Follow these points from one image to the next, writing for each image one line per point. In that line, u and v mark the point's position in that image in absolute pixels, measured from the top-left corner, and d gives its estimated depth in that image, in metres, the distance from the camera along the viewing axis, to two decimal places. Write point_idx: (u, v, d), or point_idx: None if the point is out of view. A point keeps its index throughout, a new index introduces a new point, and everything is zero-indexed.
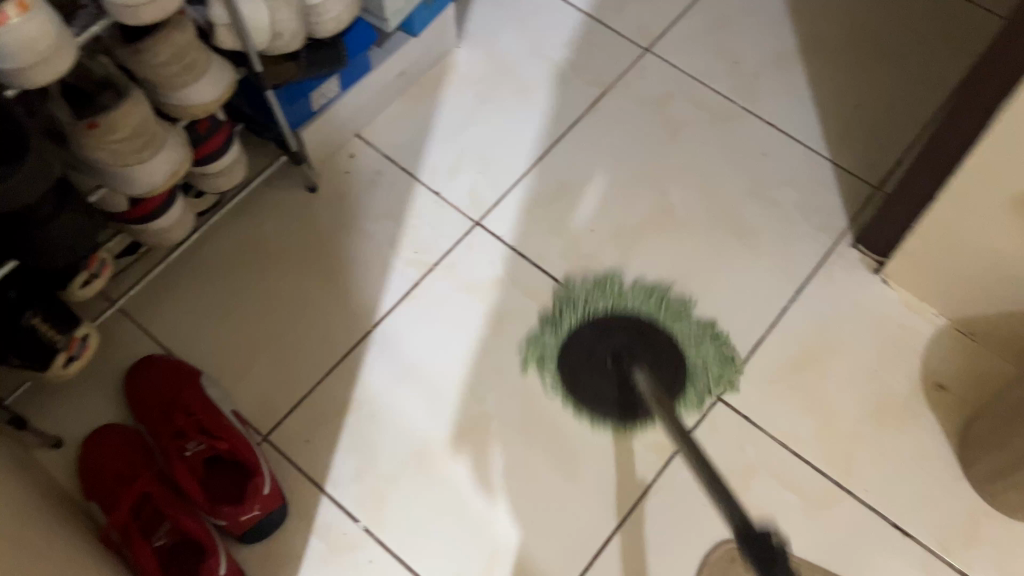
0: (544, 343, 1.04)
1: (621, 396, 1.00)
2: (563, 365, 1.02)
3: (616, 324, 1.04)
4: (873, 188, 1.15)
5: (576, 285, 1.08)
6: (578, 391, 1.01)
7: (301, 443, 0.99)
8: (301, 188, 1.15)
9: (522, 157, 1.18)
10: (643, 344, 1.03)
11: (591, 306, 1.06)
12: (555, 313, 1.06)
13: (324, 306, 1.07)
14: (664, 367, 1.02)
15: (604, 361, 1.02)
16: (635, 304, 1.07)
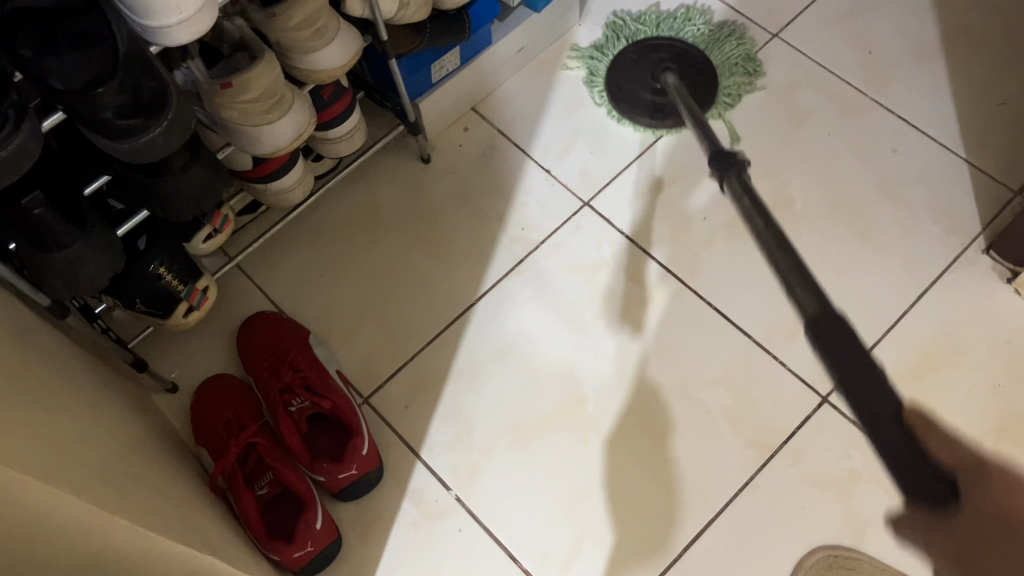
0: (600, 52, 1.22)
1: (654, 106, 1.15)
2: (612, 67, 1.19)
3: (665, 47, 1.20)
4: (1012, 192, 1.08)
5: (638, 18, 1.24)
6: (619, 86, 1.18)
7: (401, 409, 1.00)
8: (415, 159, 1.16)
9: (637, 140, 1.16)
10: (688, 67, 1.18)
11: (648, 25, 1.23)
12: (615, 40, 1.22)
13: (430, 277, 1.08)
14: (700, 76, 1.17)
15: (648, 72, 1.18)
16: (684, 28, 1.23)
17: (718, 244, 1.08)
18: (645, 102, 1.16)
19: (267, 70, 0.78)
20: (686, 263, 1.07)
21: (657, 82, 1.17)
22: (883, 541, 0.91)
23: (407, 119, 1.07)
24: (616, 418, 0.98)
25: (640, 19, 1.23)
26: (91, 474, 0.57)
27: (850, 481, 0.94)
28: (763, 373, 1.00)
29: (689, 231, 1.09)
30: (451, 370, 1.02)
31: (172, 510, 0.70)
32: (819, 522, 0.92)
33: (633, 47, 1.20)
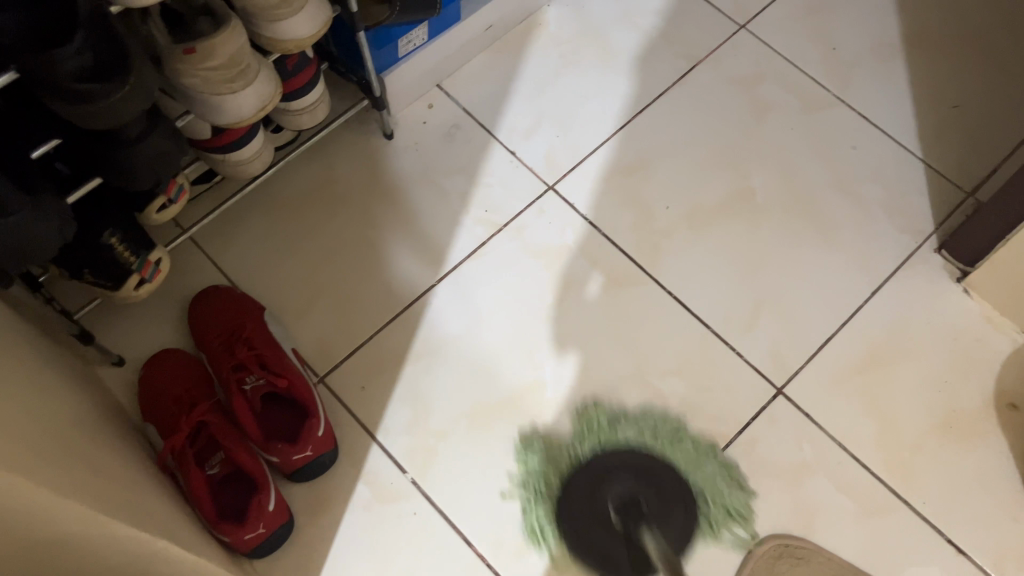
0: (548, 468, 0.95)
1: (617, 534, 0.90)
2: (563, 495, 0.93)
3: (611, 467, 0.94)
4: (964, 193, 1.11)
5: (597, 418, 0.97)
6: (568, 520, 0.92)
7: (357, 390, 0.99)
8: (378, 134, 1.14)
9: (602, 125, 1.15)
10: (648, 483, 0.92)
11: (601, 439, 0.96)
12: (563, 448, 0.96)
13: (390, 256, 1.06)
14: (677, 499, 0.92)
15: (603, 504, 0.91)
16: (657, 441, 0.96)
17: (679, 235, 1.08)
18: (608, 526, 0.91)
19: (233, 38, 0.75)
20: (648, 252, 1.07)
21: (619, 501, 0.91)
22: (831, 532, 0.93)
23: (372, 94, 1.04)
24: (575, 407, 0.98)
25: (590, 422, 0.97)
26: (39, 453, 0.55)
27: (800, 472, 0.95)
28: (720, 363, 1.01)
29: (652, 222, 1.09)
30: (410, 351, 1.01)
31: (122, 491, 0.68)
32: (771, 512, 0.93)
33: (582, 469, 0.94)
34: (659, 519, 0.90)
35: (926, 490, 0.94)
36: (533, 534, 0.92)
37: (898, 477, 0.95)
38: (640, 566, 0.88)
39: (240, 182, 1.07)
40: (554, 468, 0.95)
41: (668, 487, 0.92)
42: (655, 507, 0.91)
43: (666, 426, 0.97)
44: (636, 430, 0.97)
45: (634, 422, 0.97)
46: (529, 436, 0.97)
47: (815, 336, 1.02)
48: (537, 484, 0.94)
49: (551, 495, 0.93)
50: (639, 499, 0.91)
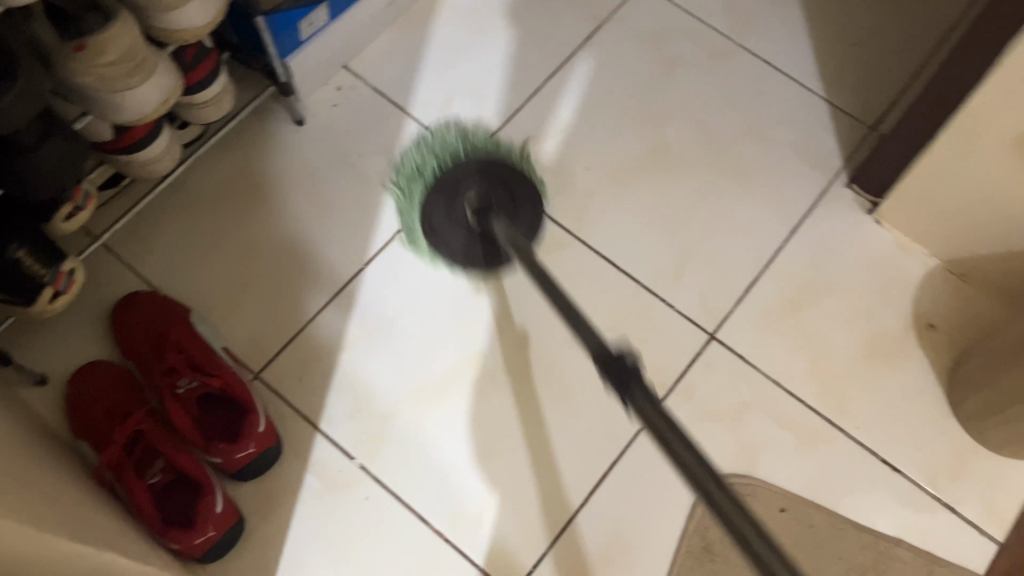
0: (415, 186, 1.07)
1: (482, 244, 1.02)
2: (425, 213, 1.03)
3: (469, 174, 1.06)
4: (868, 128, 1.15)
5: (428, 143, 1.10)
6: (440, 246, 1.03)
7: (295, 382, 0.97)
8: (288, 121, 1.11)
9: (515, 92, 1.15)
10: (496, 191, 1.05)
11: (450, 148, 1.09)
12: (423, 172, 1.07)
13: (314, 244, 1.05)
14: (522, 194, 1.07)
15: (462, 213, 1.03)
16: (480, 139, 1.10)
17: (601, 194, 1.09)
18: (473, 244, 1.02)
19: (125, 32, 0.72)
20: (572, 213, 1.08)
21: (472, 200, 1.02)
22: (774, 467, 0.96)
23: (277, 80, 1.03)
24: (514, 374, 0.99)
25: (439, 134, 1.11)
26: None
27: (739, 412, 0.98)
28: (652, 315, 1.03)
29: (573, 183, 1.10)
30: (345, 337, 1.00)
31: (62, 510, 0.66)
32: (715, 455, 0.96)
33: (439, 187, 1.05)
34: (510, 210, 1.05)
35: (858, 416, 0.98)
36: (411, 240, 1.05)
37: (832, 407, 0.99)
38: (493, 250, 1.02)
39: (150, 183, 1.04)
40: (417, 188, 1.06)
41: (514, 185, 1.06)
42: (506, 210, 1.05)
43: (480, 127, 1.12)
44: (466, 137, 1.10)
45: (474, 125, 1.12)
46: (399, 167, 1.09)
47: (741, 280, 1.05)
48: (412, 183, 1.07)
49: (422, 232, 1.04)
50: (490, 200, 1.04)
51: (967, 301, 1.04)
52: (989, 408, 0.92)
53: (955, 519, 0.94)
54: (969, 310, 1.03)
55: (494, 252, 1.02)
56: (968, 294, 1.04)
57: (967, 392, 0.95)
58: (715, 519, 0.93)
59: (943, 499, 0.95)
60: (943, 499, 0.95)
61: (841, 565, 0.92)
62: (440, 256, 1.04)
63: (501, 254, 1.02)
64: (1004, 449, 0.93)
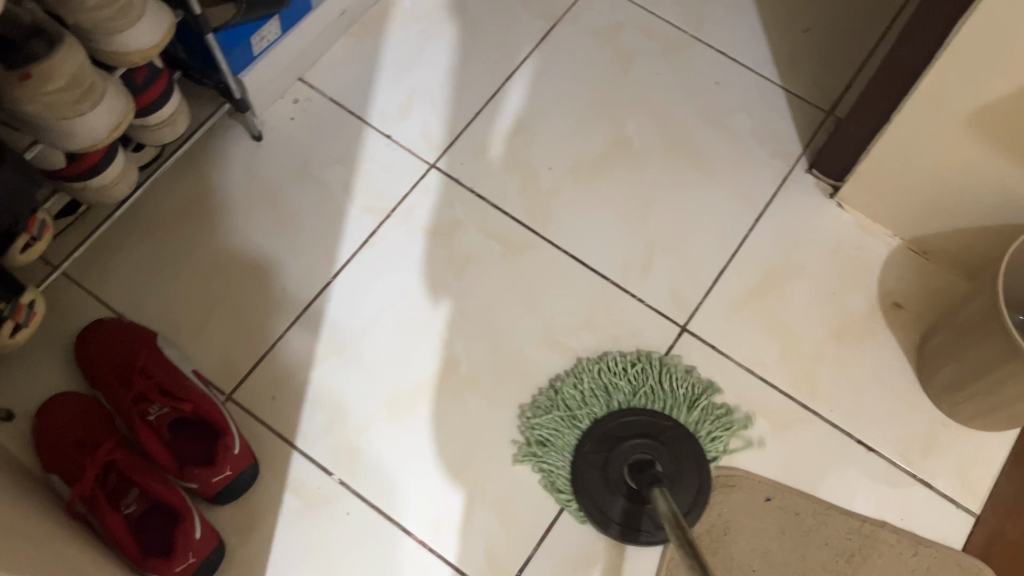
0: (558, 429, 0.94)
1: (626, 504, 0.90)
2: (574, 464, 0.92)
3: (634, 442, 0.92)
4: (825, 112, 1.16)
5: (582, 378, 0.97)
6: (586, 506, 0.90)
7: (268, 400, 0.96)
8: (246, 136, 1.10)
9: (474, 96, 1.15)
10: (664, 451, 0.91)
11: (621, 386, 0.96)
12: (571, 412, 0.95)
13: (280, 259, 1.04)
14: (693, 473, 0.91)
15: (618, 470, 0.91)
16: (649, 388, 0.96)
17: (566, 193, 1.09)
18: (618, 497, 0.90)
19: (70, 57, 0.71)
20: (538, 214, 1.08)
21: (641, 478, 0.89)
22: (753, 454, 0.96)
23: (232, 97, 1.01)
24: (490, 378, 0.99)
25: (601, 369, 0.97)
26: None
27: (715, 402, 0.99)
28: (623, 311, 1.03)
29: (537, 184, 1.10)
30: (316, 351, 0.99)
31: (35, 547, 0.64)
32: None
33: (600, 438, 0.93)
34: (672, 484, 0.90)
35: (832, 399, 0.99)
36: (555, 494, 0.92)
37: (805, 391, 0.99)
38: (637, 517, 0.90)
39: (109, 208, 1.02)
40: (561, 435, 0.94)
41: (680, 447, 0.92)
42: (669, 475, 0.91)
43: (648, 359, 0.97)
44: (636, 376, 0.96)
45: (641, 363, 0.97)
46: (533, 412, 0.96)
47: (709, 271, 1.05)
48: (546, 456, 0.93)
49: (574, 492, 0.91)
50: (654, 462, 0.90)
51: (931, 278, 1.05)
52: (958, 382, 0.93)
53: (932, 494, 0.95)
54: (933, 287, 1.05)
55: (642, 527, 0.90)
56: (931, 272, 1.06)
57: (936, 368, 0.96)
58: (702, 513, 0.93)
59: (919, 475, 0.96)
60: (918, 475, 0.96)
61: (828, 551, 0.92)
62: (585, 514, 0.91)
63: (650, 529, 0.90)
64: (975, 422, 0.95)
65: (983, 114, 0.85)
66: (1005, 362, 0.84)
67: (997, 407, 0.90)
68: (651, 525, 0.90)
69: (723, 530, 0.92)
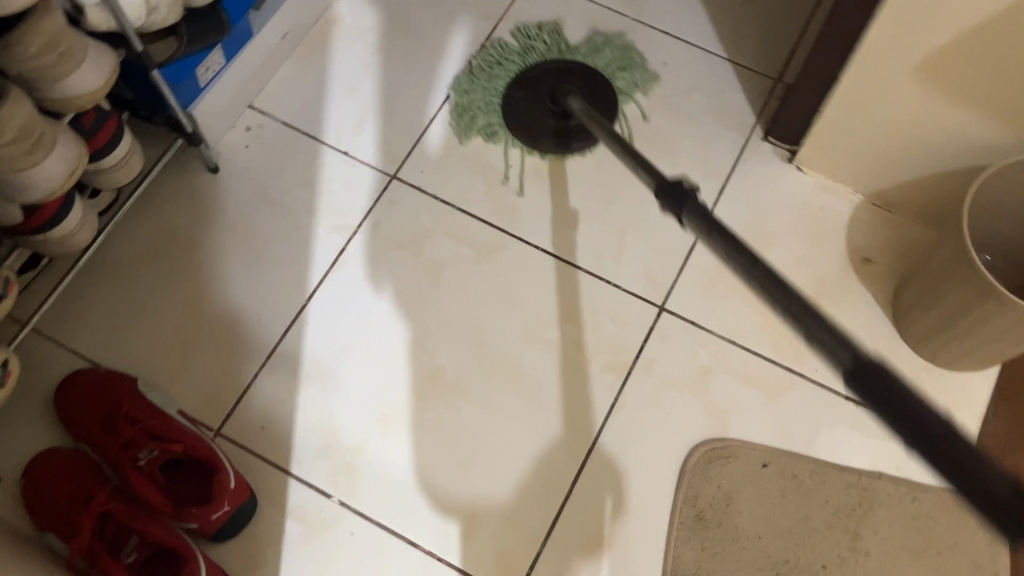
0: (489, 88, 1.15)
1: (557, 124, 1.11)
2: (505, 103, 1.13)
3: (544, 72, 1.15)
4: (773, 80, 1.17)
5: (505, 46, 1.18)
6: (519, 132, 1.12)
7: (258, 431, 0.95)
8: (203, 169, 1.09)
9: (426, 102, 1.15)
10: (573, 74, 1.15)
11: (534, 50, 1.18)
12: (493, 79, 1.16)
13: (252, 288, 1.03)
14: (597, 82, 1.14)
15: (545, 102, 1.13)
16: (558, 49, 1.18)
17: (530, 187, 1.10)
18: (547, 118, 1.12)
19: (17, 109, 0.70)
20: (505, 211, 1.08)
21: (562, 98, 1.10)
22: (745, 423, 0.97)
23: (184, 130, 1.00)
24: (477, 381, 0.99)
25: (516, 42, 1.19)
26: None
27: (702, 376, 0.99)
28: (600, 297, 1.03)
29: (501, 182, 1.10)
30: (300, 376, 0.98)
31: None
32: (688, 423, 0.97)
33: (519, 84, 1.14)
34: (589, 96, 1.13)
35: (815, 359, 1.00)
36: (491, 137, 1.12)
37: (790, 354, 1.00)
38: (569, 133, 1.11)
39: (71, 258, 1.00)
40: (490, 79, 1.15)
41: (597, 86, 1.14)
42: (584, 94, 1.13)
43: (545, 30, 1.19)
44: (543, 41, 1.19)
45: (548, 33, 1.19)
46: (462, 96, 1.15)
47: (681, 248, 1.06)
48: (478, 125, 1.13)
49: (506, 122, 1.13)
50: (569, 84, 1.13)
51: (897, 230, 1.07)
52: (937, 327, 0.94)
53: None
54: (899, 238, 1.07)
55: (574, 136, 1.11)
56: (895, 223, 1.07)
57: (913, 316, 0.97)
58: (702, 487, 0.93)
59: None
60: None
61: (829, 509, 0.92)
62: (524, 142, 1.12)
63: (581, 141, 1.11)
64: (958, 364, 0.97)
65: (930, 63, 0.87)
66: (978, 302, 0.85)
67: (975, 347, 0.91)
68: (583, 133, 1.11)
69: (726, 502, 0.92)
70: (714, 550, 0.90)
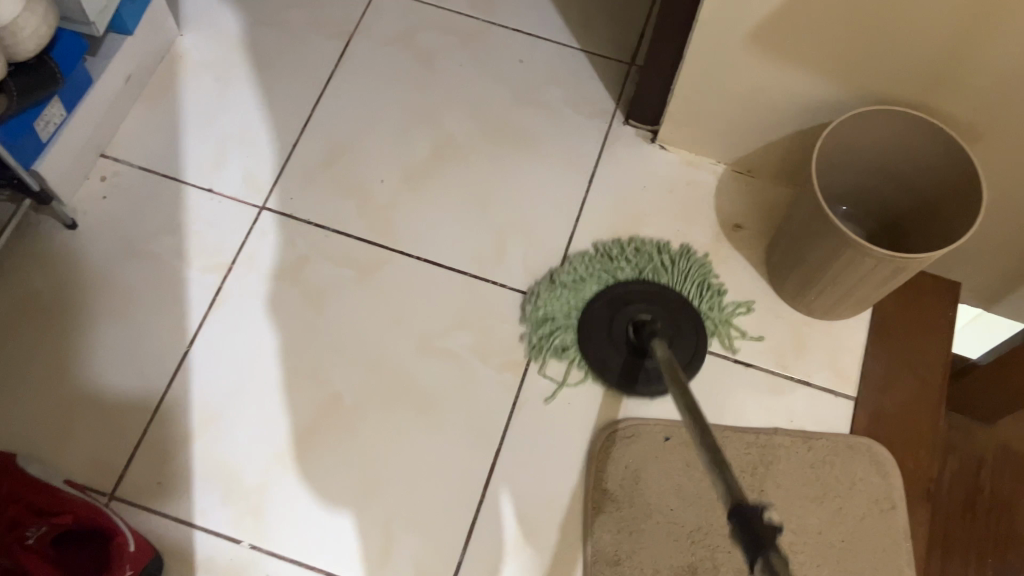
0: (567, 306, 1.02)
1: (628, 357, 0.98)
2: (583, 317, 1.00)
3: (632, 292, 1.02)
4: (627, 64, 1.20)
5: (604, 258, 1.05)
6: (588, 350, 0.99)
7: (155, 487, 0.92)
8: (60, 227, 1.04)
9: (287, 128, 1.13)
10: (664, 313, 1.00)
11: (630, 266, 1.04)
12: (577, 294, 1.02)
13: (129, 342, 0.99)
14: (687, 322, 1.00)
15: (622, 328, 0.99)
16: (654, 264, 1.04)
17: (404, 201, 1.09)
18: (621, 346, 0.98)
19: None
20: (383, 227, 1.07)
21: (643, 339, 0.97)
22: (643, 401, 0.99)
23: (30, 189, 0.95)
24: (375, 401, 0.98)
25: (609, 254, 1.05)
26: None
27: None
28: (488, 300, 1.04)
29: (374, 199, 1.09)
30: (192, 424, 0.95)
31: None
32: (588, 410, 0.98)
33: (602, 298, 1.01)
34: (672, 337, 0.99)
35: None
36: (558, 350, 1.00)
37: None
38: (640, 367, 0.98)
39: None
40: (575, 293, 1.02)
41: (688, 335, 1.00)
42: (669, 331, 0.99)
43: (648, 244, 1.06)
44: (640, 256, 1.05)
45: (646, 248, 1.05)
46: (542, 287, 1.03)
47: (560, 240, 1.08)
48: (548, 321, 1.01)
49: (578, 341, 1.00)
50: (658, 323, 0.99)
51: (761, 194, 1.11)
52: (808, 282, 0.99)
53: (811, 391, 1.00)
54: (764, 201, 1.11)
55: (644, 378, 0.98)
56: (759, 188, 1.12)
57: (785, 274, 1.02)
58: (610, 470, 0.94)
59: (797, 376, 1.01)
60: (797, 376, 1.01)
61: (732, 472, 0.95)
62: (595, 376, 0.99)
63: (650, 383, 0.98)
64: (833, 313, 1.01)
65: (763, 32, 0.91)
66: (838, 253, 0.90)
67: (844, 295, 0.96)
68: (653, 374, 0.98)
69: (634, 481, 0.94)
70: (630, 529, 0.92)
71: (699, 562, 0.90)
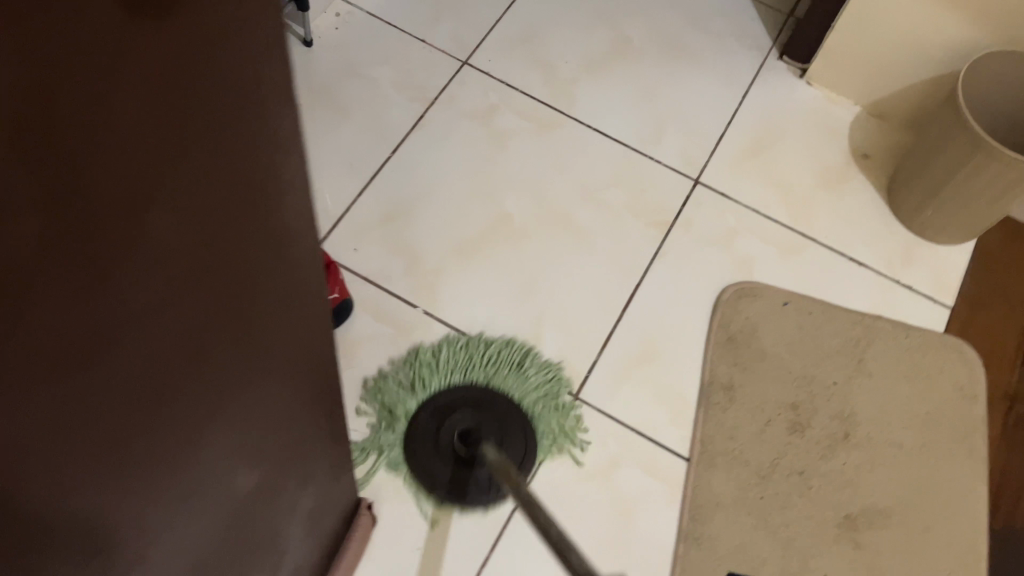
0: (417, 386, 0.99)
1: (454, 468, 0.93)
2: (412, 424, 0.96)
3: (463, 403, 0.97)
4: (787, 15, 1.37)
5: (436, 360, 1.01)
6: (416, 470, 0.94)
7: (351, 251, 1.08)
8: (298, 44, 1.23)
9: (493, 7, 1.31)
10: (491, 417, 0.96)
11: (459, 371, 1.00)
12: (433, 376, 1.00)
13: (345, 140, 1.16)
14: (516, 431, 0.96)
15: (447, 435, 0.94)
16: (482, 369, 1.01)
17: (583, 81, 1.26)
18: (447, 463, 0.94)
19: None
20: (562, 97, 1.24)
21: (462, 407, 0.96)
22: (767, 273, 1.14)
23: None
24: (536, 228, 1.13)
25: (460, 350, 1.02)
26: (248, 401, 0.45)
27: (729, 235, 1.16)
28: (645, 170, 1.19)
29: (558, 74, 1.26)
30: (386, 211, 1.12)
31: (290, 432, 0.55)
32: (717, 270, 1.13)
33: (428, 409, 0.96)
34: (501, 436, 0.95)
35: (823, 227, 1.18)
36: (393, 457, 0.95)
37: (801, 223, 1.18)
38: (468, 474, 0.93)
39: None
40: (402, 397, 0.98)
41: (506, 416, 0.96)
42: (497, 432, 0.95)
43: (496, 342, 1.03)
44: (469, 359, 1.01)
45: (479, 348, 1.02)
46: (401, 363, 1.01)
47: (711, 137, 1.24)
48: (386, 427, 0.97)
49: (405, 455, 0.95)
50: (481, 425, 0.94)
51: (889, 134, 1.27)
52: (927, 196, 1.13)
53: (913, 293, 1.14)
54: (891, 141, 1.26)
55: (477, 489, 0.93)
56: (888, 130, 1.27)
57: (905, 191, 1.16)
58: (734, 316, 1.09)
59: (902, 280, 1.15)
60: (901, 280, 1.15)
61: (839, 339, 1.09)
62: (429, 496, 0.94)
63: (478, 496, 0.93)
64: (942, 233, 1.16)
65: None
66: (968, 157, 1.03)
67: (961, 207, 1.10)
68: (483, 481, 0.93)
69: (753, 328, 1.08)
70: (743, 364, 1.06)
71: (801, 403, 1.04)
